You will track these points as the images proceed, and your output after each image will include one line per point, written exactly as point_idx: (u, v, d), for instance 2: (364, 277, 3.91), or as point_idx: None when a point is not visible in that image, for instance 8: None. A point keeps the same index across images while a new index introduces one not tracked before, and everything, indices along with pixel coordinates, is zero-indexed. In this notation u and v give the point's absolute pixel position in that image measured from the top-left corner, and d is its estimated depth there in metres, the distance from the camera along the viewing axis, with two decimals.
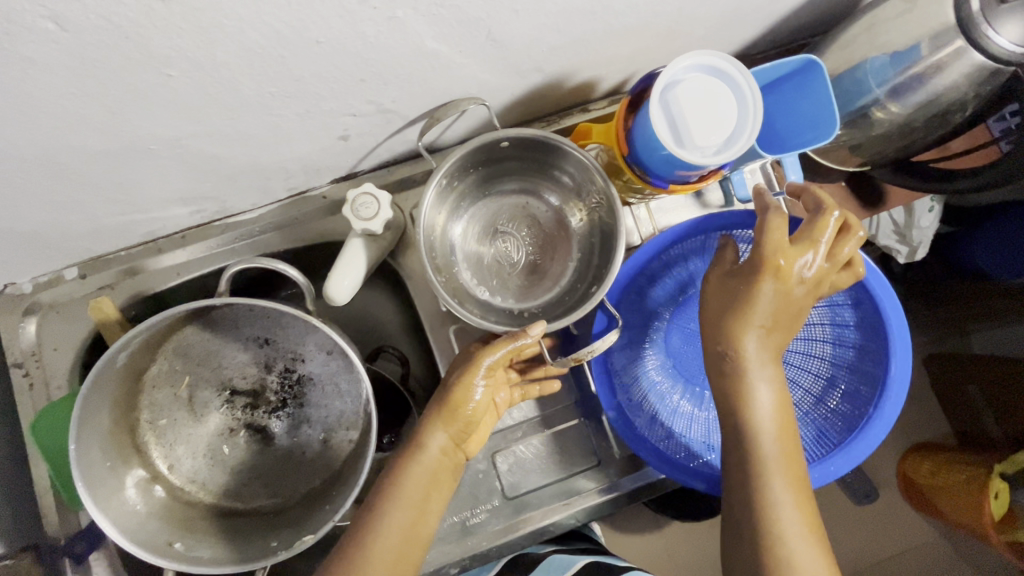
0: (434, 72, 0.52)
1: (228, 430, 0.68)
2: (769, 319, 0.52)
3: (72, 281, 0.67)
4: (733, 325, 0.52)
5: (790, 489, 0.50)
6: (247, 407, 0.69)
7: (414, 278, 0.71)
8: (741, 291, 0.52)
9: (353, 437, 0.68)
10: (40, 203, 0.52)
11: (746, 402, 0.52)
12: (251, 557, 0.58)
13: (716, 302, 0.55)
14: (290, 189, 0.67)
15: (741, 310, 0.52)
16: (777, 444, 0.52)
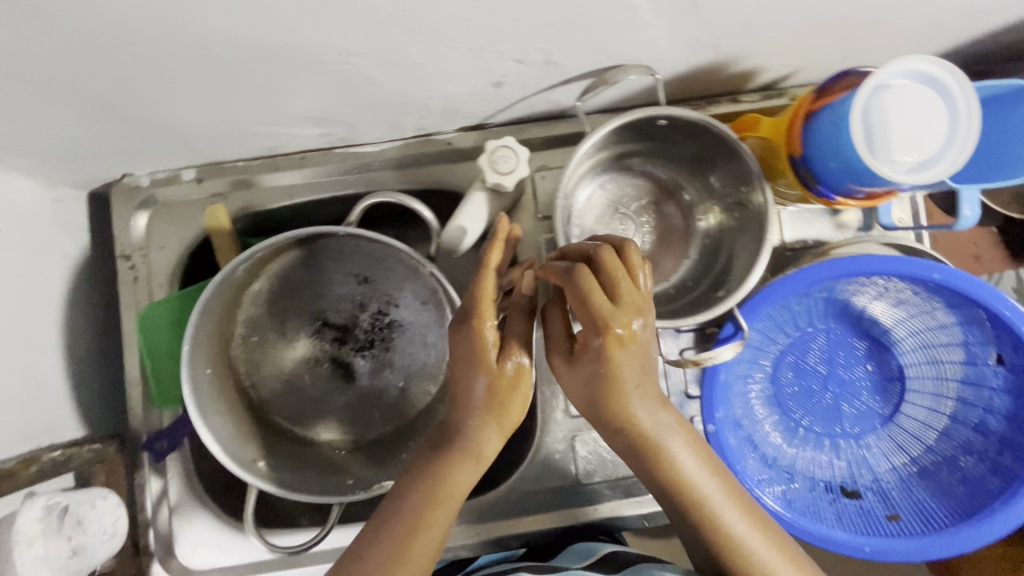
0: (621, 28, 0.48)
1: (313, 360, 0.66)
2: (638, 383, 0.46)
3: (188, 183, 0.66)
4: (609, 405, 0.47)
5: (763, 536, 0.49)
6: (334, 342, 0.67)
7: (522, 244, 0.69)
8: (593, 374, 0.45)
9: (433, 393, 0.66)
10: (190, 98, 0.51)
11: (660, 465, 0.50)
12: (328, 489, 0.58)
13: (577, 388, 0.48)
14: (418, 128, 0.64)
15: (608, 390, 0.46)
16: (721, 492, 0.50)
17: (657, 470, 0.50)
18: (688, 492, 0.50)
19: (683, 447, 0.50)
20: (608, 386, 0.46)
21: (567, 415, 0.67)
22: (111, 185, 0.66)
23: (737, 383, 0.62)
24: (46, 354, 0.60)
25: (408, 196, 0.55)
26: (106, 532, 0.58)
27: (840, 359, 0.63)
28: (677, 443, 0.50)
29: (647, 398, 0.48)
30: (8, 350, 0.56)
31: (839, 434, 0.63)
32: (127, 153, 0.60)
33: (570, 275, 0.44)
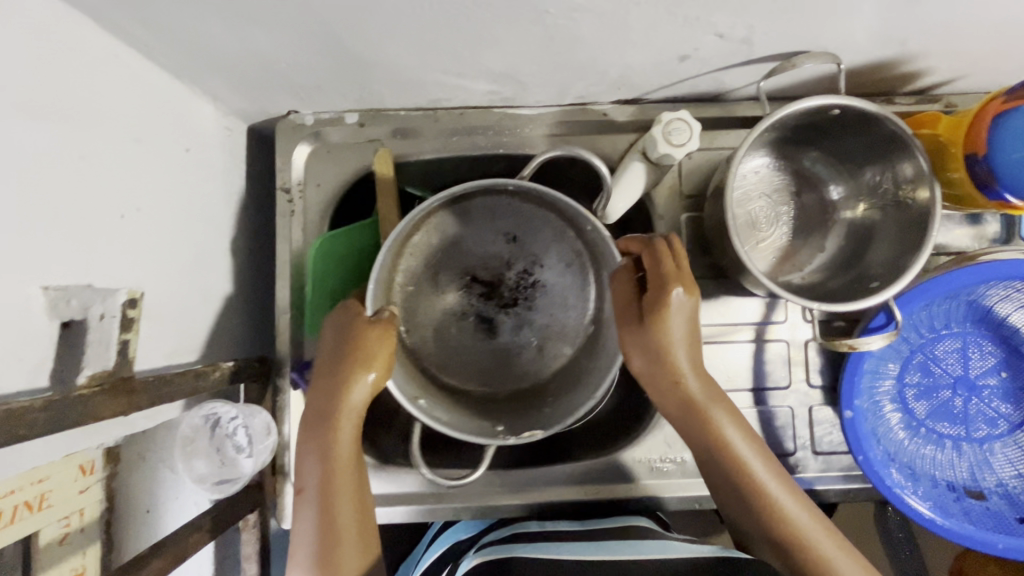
0: (834, 11, 0.50)
1: (460, 312, 0.68)
2: (685, 341, 0.53)
3: (350, 126, 0.69)
4: (662, 364, 0.53)
5: (801, 507, 0.53)
6: (481, 297, 0.68)
7: (661, 220, 0.70)
8: (648, 331, 0.53)
9: (569, 354, 0.69)
10: (403, 41, 0.53)
11: (706, 434, 0.54)
12: (483, 433, 0.60)
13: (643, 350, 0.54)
14: (581, 96, 0.66)
15: (661, 349, 0.53)
16: (763, 466, 0.54)
17: (705, 442, 0.55)
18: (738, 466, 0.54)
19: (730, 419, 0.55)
20: (662, 343, 0.53)
21: None
22: (278, 121, 0.68)
23: (872, 375, 0.64)
24: (212, 274, 0.63)
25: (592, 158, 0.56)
26: (247, 447, 0.61)
27: (973, 362, 0.64)
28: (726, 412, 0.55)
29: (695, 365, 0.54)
30: (190, 264, 0.58)
31: (966, 438, 0.64)
32: (308, 90, 0.62)
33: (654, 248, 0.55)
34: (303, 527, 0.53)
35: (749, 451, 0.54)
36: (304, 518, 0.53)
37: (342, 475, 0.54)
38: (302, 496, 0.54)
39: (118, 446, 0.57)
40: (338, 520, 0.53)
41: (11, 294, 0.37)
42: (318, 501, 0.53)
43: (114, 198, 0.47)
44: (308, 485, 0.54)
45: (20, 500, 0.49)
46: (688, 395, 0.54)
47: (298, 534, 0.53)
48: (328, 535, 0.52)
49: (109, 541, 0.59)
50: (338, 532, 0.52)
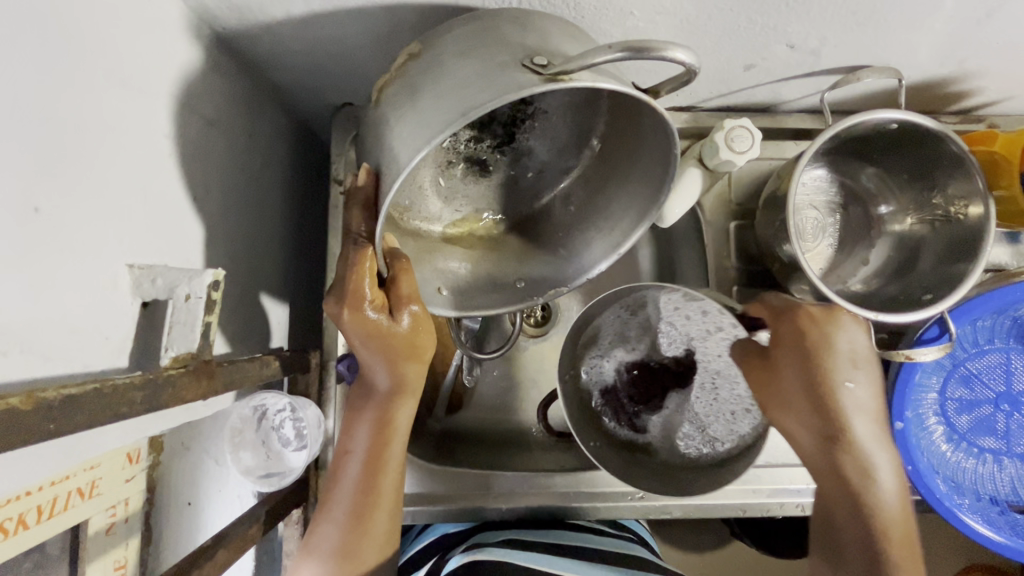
0: (906, 25, 0.51)
1: (446, 162, 0.54)
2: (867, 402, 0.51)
3: None
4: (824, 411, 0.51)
5: None
6: (471, 138, 0.53)
7: (709, 226, 0.71)
8: (802, 369, 0.52)
9: (565, 181, 0.58)
10: None
11: (851, 486, 0.51)
12: (510, 300, 0.57)
13: (789, 392, 0.53)
14: None
15: (827, 402, 0.51)
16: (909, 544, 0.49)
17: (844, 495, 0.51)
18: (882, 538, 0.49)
19: (886, 489, 0.50)
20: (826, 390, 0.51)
21: None
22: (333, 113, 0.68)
23: (919, 387, 0.65)
24: (262, 264, 0.62)
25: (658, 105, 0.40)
26: (294, 440, 0.59)
27: (1018, 378, 0.65)
28: (886, 477, 0.51)
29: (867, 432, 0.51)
30: (247, 250, 0.58)
31: (1007, 452, 0.65)
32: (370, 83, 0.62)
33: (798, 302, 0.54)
34: (336, 503, 0.53)
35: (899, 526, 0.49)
36: (339, 495, 0.53)
37: (384, 450, 0.54)
38: (343, 469, 0.54)
39: (163, 433, 0.56)
40: (369, 498, 0.53)
41: (102, 269, 0.37)
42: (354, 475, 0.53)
43: (190, 178, 0.47)
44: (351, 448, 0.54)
45: (76, 488, 0.48)
46: (852, 457, 0.51)
47: (324, 508, 0.54)
48: (361, 514, 0.53)
49: (148, 533, 0.57)
50: (373, 509, 0.53)
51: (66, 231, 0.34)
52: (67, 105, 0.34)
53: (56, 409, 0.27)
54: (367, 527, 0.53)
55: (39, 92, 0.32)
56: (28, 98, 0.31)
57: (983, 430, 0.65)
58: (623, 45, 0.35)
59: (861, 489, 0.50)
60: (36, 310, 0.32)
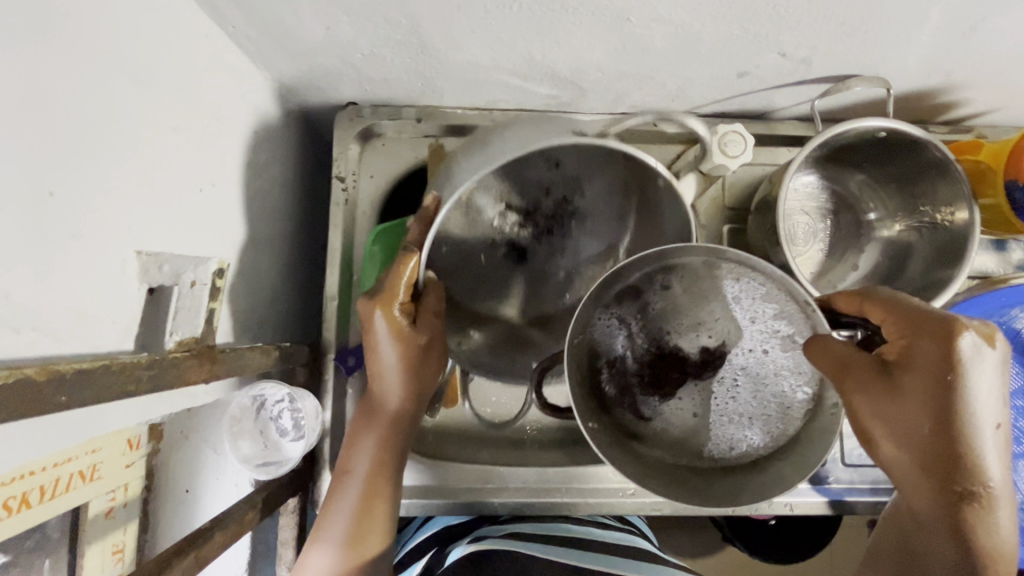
0: (893, 36, 0.53)
1: (493, 240, 0.69)
2: (991, 422, 0.43)
3: (407, 121, 0.70)
4: (944, 434, 0.43)
5: None
6: (519, 221, 0.69)
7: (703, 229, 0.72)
8: (932, 394, 0.43)
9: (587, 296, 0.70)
10: (479, 40, 0.55)
11: (958, 517, 0.43)
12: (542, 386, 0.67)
13: (904, 410, 0.44)
14: (634, 105, 0.69)
15: (946, 422, 0.43)
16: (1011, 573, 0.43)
17: (940, 522, 0.44)
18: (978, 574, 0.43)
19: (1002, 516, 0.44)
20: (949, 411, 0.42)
21: None
22: (336, 112, 0.69)
23: None
24: (266, 258, 0.63)
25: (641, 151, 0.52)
26: (291, 430, 0.61)
27: None
28: (1004, 509, 0.44)
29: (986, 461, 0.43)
30: (250, 243, 0.59)
31: None
32: (374, 83, 0.64)
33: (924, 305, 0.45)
34: (330, 522, 0.54)
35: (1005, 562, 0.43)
36: (335, 514, 0.54)
37: (380, 470, 0.55)
38: (339, 489, 0.55)
39: (162, 422, 0.56)
40: (364, 517, 0.54)
41: (111, 254, 0.38)
42: (351, 493, 0.54)
43: (196, 171, 0.48)
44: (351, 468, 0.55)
45: (76, 470, 0.47)
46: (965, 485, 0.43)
47: (319, 529, 0.54)
48: (355, 535, 0.53)
49: (145, 518, 0.57)
50: (367, 528, 0.54)
51: (79, 216, 0.35)
52: (81, 96, 0.35)
53: (67, 382, 0.28)
54: (363, 527, 0.53)
55: (55, 82, 0.33)
56: (44, 87, 0.33)
57: None
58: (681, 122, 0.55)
59: (973, 522, 0.43)
60: (48, 290, 0.33)
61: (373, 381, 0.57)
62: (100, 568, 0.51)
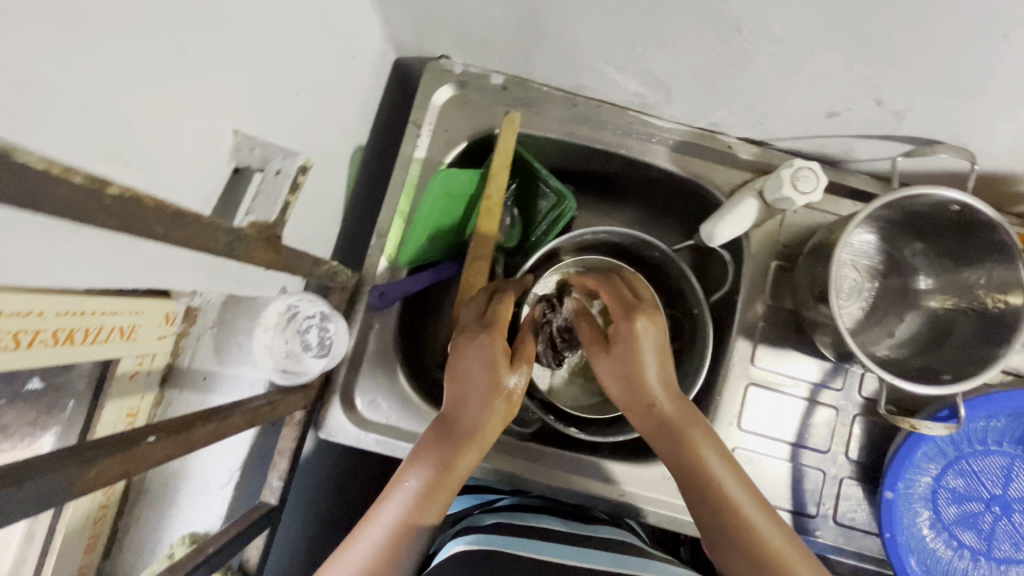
0: (994, 110, 0.53)
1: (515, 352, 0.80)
2: (656, 360, 0.59)
3: (493, 86, 0.72)
4: (634, 369, 0.59)
5: (776, 529, 0.50)
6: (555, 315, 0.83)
7: (752, 259, 0.72)
8: (619, 342, 0.60)
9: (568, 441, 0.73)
10: (588, 20, 0.57)
11: (689, 452, 0.55)
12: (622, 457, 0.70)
13: (612, 355, 0.61)
14: (715, 122, 0.69)
15: (630, 359, 0.59)
16: (743, 490, 0.53)
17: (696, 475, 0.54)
18: (734, 510, 0.51)
19: (710, 442, 0.55)
20: (629, 350, 0.59)
21: (736, 427, 0.70)
22: (429, 62, 0.71)
23: (916, 466, 0.65)
24: (332, 180, 0.65)
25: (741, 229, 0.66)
26: (315, 347, 0.62)
27: (1015, 486, 0.66)
28: (710, 442, 0.55)
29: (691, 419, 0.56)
30: (323, 160, 0.61)
31: (985, 553, 0.65)
32: (474, 41, 0.66)
33: (609, 279, 0.69)
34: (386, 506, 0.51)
35: (744, 493, 0.52)
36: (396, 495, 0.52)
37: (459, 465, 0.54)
38: (409, 472, 0.54)
39: (199, 306, 0.59)
40: (423, 502, 0.52)
41: (214, 124, 0.40)
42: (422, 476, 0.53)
43: (298, 76, 0.50)
44: (425, 452, 0.54)
45: (117, 325, 0.49)
46: (678, 427, 0.56)
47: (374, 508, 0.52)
48: (409, 515, 0.51)
49: (162, 394, 0.60)
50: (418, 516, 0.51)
51: (197, 79, 0.37)
52: None
53: (168, 215, 0.29)
54: (412, 515, 0.50)
55: None
56: None
57: (968, 526, 0.66)
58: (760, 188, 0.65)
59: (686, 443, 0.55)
60: (156, 135, 0.35)
61: (466, 397, 0.57)
62: (115, 424, 0.54)
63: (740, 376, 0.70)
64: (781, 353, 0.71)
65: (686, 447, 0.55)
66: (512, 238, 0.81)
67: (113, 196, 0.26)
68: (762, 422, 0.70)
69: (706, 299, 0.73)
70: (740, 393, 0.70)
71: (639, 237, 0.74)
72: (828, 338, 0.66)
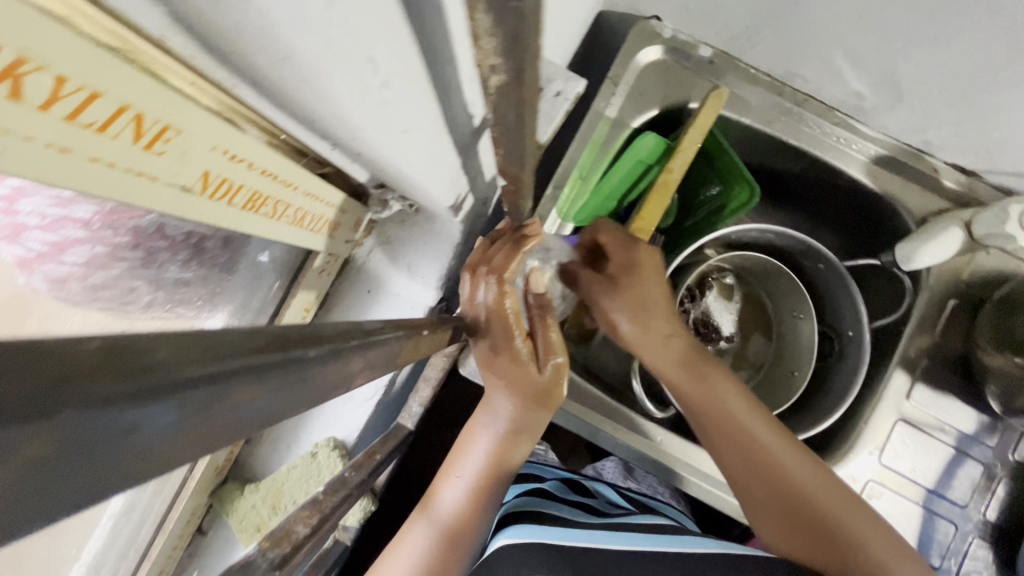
0: None
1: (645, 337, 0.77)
2: (658, 305, 0.61)
3: (699, 58, 0.69)
4: (646, 320, 0.61)
5: (835, 491, 0.55)
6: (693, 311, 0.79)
7: (929, 293, 0.68)
8: (619, 297, 0.61)
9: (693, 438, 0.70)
10: (857, 0, 0.53)
11: (733, 426, 0.58)
12: None
13: (614, 303, 0.62)
14: (931, 141, 0.65)
15: (645, 309, 0.61)
16: (778, 439, 0.58)
17: (754, 458, 0.57)
18: (795, 483, 0.56)
19: (739, 404, 0.59)
20: (631, 300, 0.60)
21: (876, 458, 0.67)
22: (640, 19, 0.68)
23: None
24: None
25: (935, 257, 0.61)
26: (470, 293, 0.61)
27: None
28: (736, 400, 0.59)
29: (699, 355, 0.61)
30: None
31: None
32: (704, 5, 0.63)
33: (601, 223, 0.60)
34: (449, 487, 0.53)
35: (787, 450, 0.57)
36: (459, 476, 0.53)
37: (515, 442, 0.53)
38: (467, 454, 0.53)
39: (379, 220, 0.59)
40: (485, 473, 0.52)
41: None
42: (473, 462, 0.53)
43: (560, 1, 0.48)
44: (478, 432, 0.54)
45: (329, 220, 0.50)
46: (713, 400, 0.60)
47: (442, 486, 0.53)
48: (471, 498, 0.52)
49: (326, 298, 0.60)
50: (474, 499, 0.52)
51: None
52: None
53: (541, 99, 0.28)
54: (477, 498, 0.52)
55: None
56: None
57: None
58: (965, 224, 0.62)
59: (728, 411, 0.59)
60: None
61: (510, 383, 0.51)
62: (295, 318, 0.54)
63: (890, 409, 0.67)
64: (939, 396, 0.67)
65: (729, 429, 0.58)
66: (666, 218, 0.78)
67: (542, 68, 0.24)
68: (903, 461, 0.67)
69: (868, 321, 0.69)
70: (889, 426, 0.67)
71: (812, 243, 0.71)
72: (997, 389, 0.64)
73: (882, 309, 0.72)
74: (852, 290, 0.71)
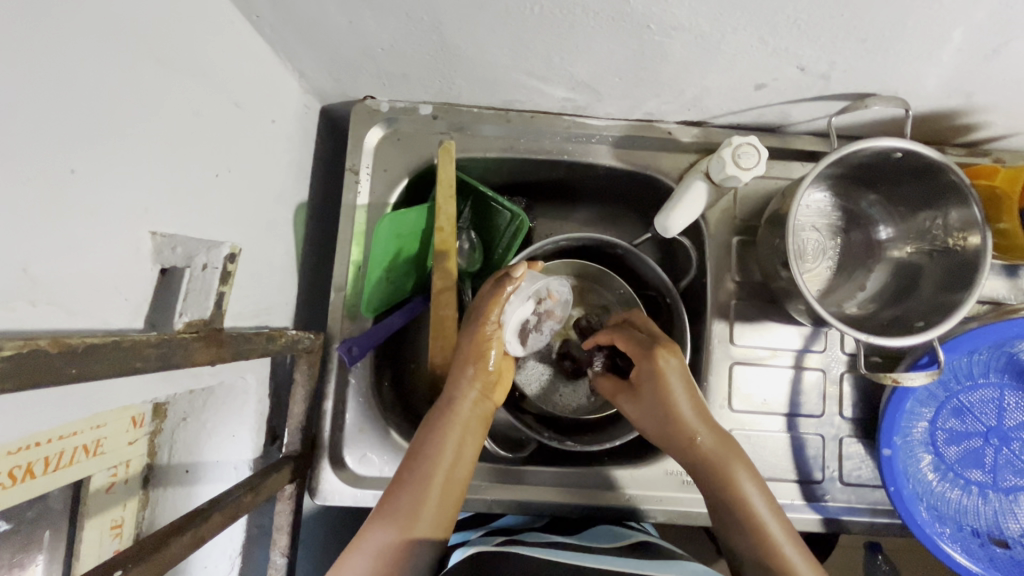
0: (911, 58, 0.52)
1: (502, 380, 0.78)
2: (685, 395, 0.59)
3: (424, 117, 0.71)
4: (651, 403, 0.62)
5: (775, 516, 0.55)
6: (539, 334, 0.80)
7: (714, 238, 0.72)
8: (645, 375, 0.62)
9: (571, 459, 0.72)
10: (497, 43, 0.56)
11: (707, 459, 0.58)
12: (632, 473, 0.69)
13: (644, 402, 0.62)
14: (650, 113, 0.69)
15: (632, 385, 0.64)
16: (755, 484, 0.57)
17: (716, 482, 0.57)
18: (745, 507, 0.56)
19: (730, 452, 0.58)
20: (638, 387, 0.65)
21: (728, 408, 0.70)
22: (354, 105, 0.70)
23: (910, 413, 0.65)
24: (277, 245, 0.63)
25: (685, 216, 0.66)
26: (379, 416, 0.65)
27: (1009, 415, 0.66)
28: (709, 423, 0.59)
29: (725, 451, 0.58)
30: (262, 230, 0.60)
31: (993, 486, 0.66)
32: (392, 78, 0.64)
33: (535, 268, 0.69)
34: (399, 501, 0.54)
35: (749, 480, 0.57)
36: (410, 488, 0.54)
37: (459, 457, 0.57)
38: (394, 497, 0.54)
39: (167, 401, 0.56)
40: (425, 502, 0.54)
41: (125, 233, 0.39)
42: (412, 491, 0.54)
43: (213, 157, 0.49)
44: (419, 465, 0.56)
45: (80, 444, 0.48)
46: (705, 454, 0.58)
47: (392, 497, 0.54)
48: (408, 520, 0.52)
49: (146, 496, 0.58)
50: (420, 518, 0.53)
51: (95, 197, 0.36)
52: (107, 74, 0.36)
53: (78, 355, 0.28)
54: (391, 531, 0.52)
55: (85, 58, 0.34)
56: (63, 65, 0.33)
57: (969, 461, 0.66)
58: (699, 172, 0.65)
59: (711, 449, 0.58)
60: (58, 266, 0.33)
61: (440, 416, 0.59)
62: (98, 542, 0.53)
63: (722, 358, 0.70)
64: (760, 328, 0.71)
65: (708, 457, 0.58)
66: (475, 262, 0.79)
67: (8, 357, 0.25)
68: (752, 398, 0.70)
69: (674, 286, 0.73)
70: (726, 375, 0.70)
71: (597, 238, 0.73)
72: (803, 306, 0.65)
73: (688, 266, 0.76)
74: (650, 264, 0.74)
